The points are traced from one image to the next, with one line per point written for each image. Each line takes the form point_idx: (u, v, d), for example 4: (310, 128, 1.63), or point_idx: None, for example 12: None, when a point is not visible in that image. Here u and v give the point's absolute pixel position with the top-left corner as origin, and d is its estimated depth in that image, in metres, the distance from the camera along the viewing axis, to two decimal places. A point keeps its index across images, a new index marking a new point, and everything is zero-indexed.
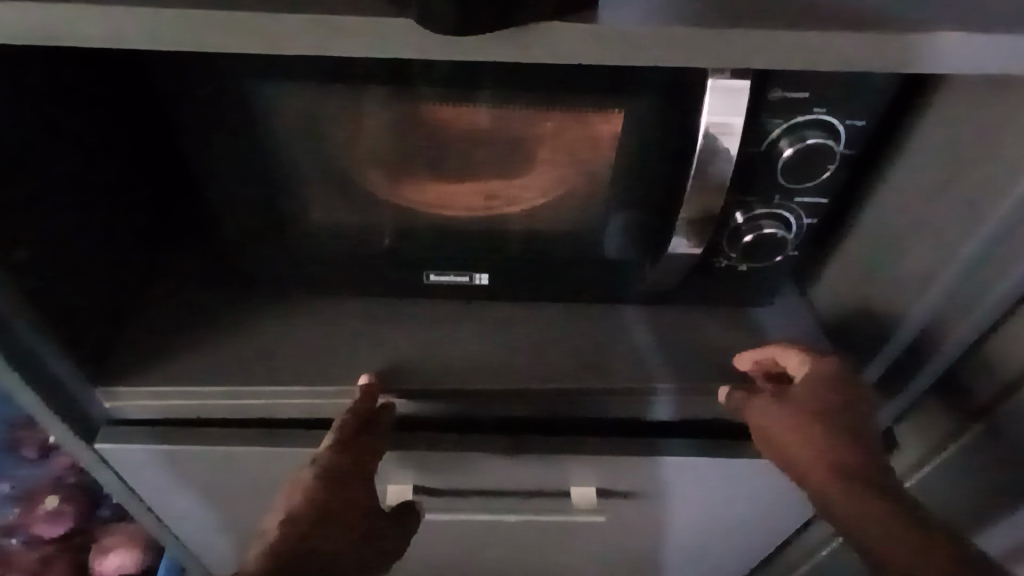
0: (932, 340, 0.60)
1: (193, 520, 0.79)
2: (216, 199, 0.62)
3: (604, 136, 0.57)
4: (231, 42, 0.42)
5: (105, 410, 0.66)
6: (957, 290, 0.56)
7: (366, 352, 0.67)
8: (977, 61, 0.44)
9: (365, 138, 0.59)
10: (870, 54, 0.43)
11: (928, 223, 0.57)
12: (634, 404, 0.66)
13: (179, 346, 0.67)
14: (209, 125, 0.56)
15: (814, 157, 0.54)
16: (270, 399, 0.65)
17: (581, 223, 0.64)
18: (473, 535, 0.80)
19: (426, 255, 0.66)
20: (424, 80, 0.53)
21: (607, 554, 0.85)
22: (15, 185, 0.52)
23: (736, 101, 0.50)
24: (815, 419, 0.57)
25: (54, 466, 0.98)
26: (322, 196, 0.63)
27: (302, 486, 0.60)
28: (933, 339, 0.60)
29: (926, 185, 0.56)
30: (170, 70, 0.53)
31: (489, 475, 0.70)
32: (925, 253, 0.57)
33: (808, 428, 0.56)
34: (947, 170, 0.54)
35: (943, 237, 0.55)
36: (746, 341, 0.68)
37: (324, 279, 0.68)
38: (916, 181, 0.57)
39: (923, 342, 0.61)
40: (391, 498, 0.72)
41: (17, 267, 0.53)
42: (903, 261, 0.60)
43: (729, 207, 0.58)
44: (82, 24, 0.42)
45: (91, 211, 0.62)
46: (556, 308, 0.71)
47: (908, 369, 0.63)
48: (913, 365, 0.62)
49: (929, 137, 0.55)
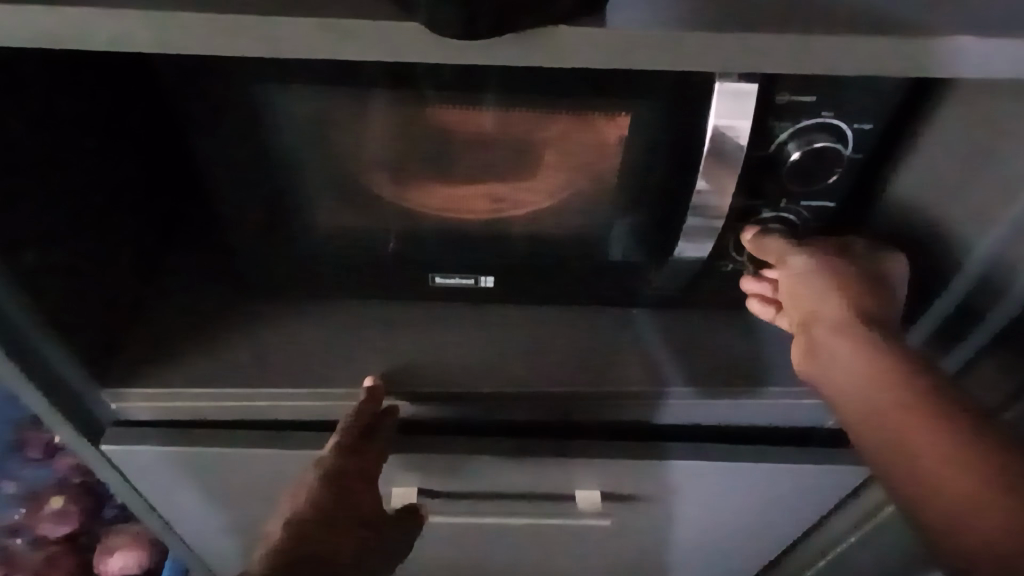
0: (1002, 278, 0.55)
1: (198, 521, 0.79)
2: (224, 202, 0.62)
3: (610, 141, 0.57)
4: (238, 47, 0.42)
5: (110, 411, 0.67)
6: (1007, 247, 0.54)
7: (371, 354, 0.67)
8: (985, 67, 0.44)
9: (370, 140, 0.59)
10: (878, 60, 0.43)
11: (991, 161, 0.52)
12: (639, 406, 0.66)
13: (185, 347, 0.67)
14: (215, 127, 0.56)
15: (821, 161, 0.53)
16: (275, 401, 0.65)
17: (587, 226, 0.64)
18: (478, 538, 0.80)
19: (431, 258, 0.66)
20: (430, 83, 0.53)
21: (613, 558, 0.84)
22: (22, 186, 0.52)
23: (743, 103, 0.50)
24: (855, 285, 0.55)
25: (59, 466, 0.99)
26: (328, 199, 0.63)
27: (307, 487, 0.61)
28: (1005, 276, 0.55)
29: (954, 167, 0.54)
30: (177, 72, 0.53)
31: (494, 478, 0.70)
32: (991, 188, 0.52)
33: (849, 289, 0.54)
34: (980, 143, 0.52)
35: (986, 198, 0.53)
36: (753, 345, 0.68)
37: (329, 282, 0.68)
38: (941, 165, 0.55)
39: (973, 304, 0.58)
40: (397, 499, 0.72)
41: (24, 268, 0.53)
42: (959, 205, 0.55)
43: (735, 211, 0.58)
44: (90, 27, 0.42)
45: (98, 211, 0.62)
46: (562, 311, 0.71)
47: (957, 332, 0.60)
48: (964, 328, 0.59)
49: (952, 119, 0.53)
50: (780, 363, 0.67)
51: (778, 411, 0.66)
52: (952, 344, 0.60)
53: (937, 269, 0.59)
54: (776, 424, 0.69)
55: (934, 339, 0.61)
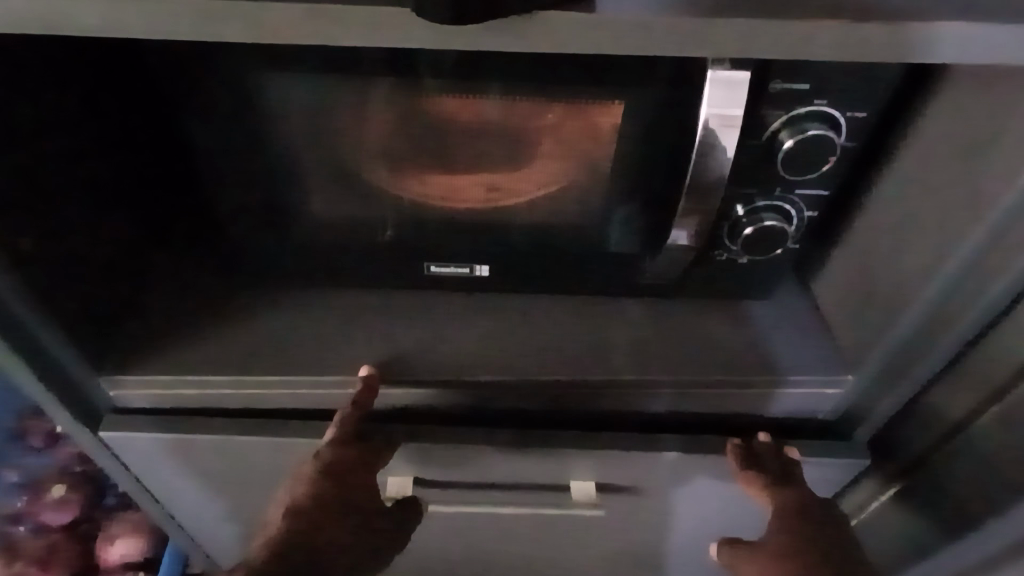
0: (923, 346, 0.58)
1: (195, 509, 0.80)
2: (220, 191, 0.62)
3: (604, 129, 0.57)
4: (227, 32, 0.43)
5: (108, 397, 0.67)
6: (928, 320, 0.57)
7: (367, 343, 0.67)
8: (981, 51, 0.43)
9: (366, 130, 0.59)
10: (872, 45, 0.43)
11: (929, 220, 0.55)
12: (634, 395, 0.66)
13: (182, 333, 0.68)
14: (212, 116, 0.56)
15: (815, 150, 0.53)
16: (269, 389, 0.65)
17: (582, 215, 0.64)
18: (472, 528, 0.80)
19: (428, 247, 0.66)
20: (426, 70, 0.53)
21: (610, 548, 0.84)
22: (18, 171, 0.53)
23: (736, 92, 0.50)
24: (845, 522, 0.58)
25: (60, 455, 0.99)
26: (322, 189, 0.63)
27: (304, 479, 0.62)
28: (924, 344, 0.58)
29: (940, 178, 0.54)
30: (172, 61, 0.53)
31: (490, 469, 0.70)
32: (924, 253, 0.55)
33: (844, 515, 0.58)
34: (965, 154, 0.51)
35: (958, 214, 0.52)
36: (744, 335, 0.68)
37: (323, 270, 0.68)
38: (898, 209, 0.58)
39: (907, 353, 0.60)
40: (392, 490, 0.72)
41: (19, 255, 0.54)
42: (902, 262, 0.58)
43: (730, 200, 0.58)
44: (80, 13, 0.42)
45: (94, 199, 0.62)
46: (556, 300, 0.71)
47: (886, 384, 0.63)
48: (890, 384, 0.63)
49: (941, 129, 0.53)
50: (774, 353, 0.67)
51: (770, 402, 0.67)
52: (886, 388, 0.63)
53: (871, 331, 0.62)
54: (768, 414, 0.69)
55: (873, 382, 0.64)
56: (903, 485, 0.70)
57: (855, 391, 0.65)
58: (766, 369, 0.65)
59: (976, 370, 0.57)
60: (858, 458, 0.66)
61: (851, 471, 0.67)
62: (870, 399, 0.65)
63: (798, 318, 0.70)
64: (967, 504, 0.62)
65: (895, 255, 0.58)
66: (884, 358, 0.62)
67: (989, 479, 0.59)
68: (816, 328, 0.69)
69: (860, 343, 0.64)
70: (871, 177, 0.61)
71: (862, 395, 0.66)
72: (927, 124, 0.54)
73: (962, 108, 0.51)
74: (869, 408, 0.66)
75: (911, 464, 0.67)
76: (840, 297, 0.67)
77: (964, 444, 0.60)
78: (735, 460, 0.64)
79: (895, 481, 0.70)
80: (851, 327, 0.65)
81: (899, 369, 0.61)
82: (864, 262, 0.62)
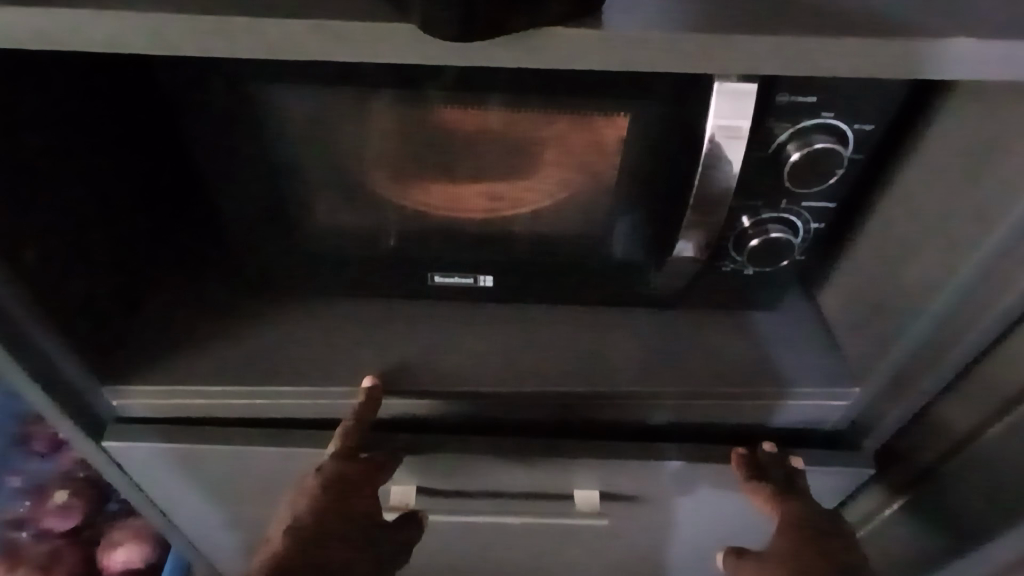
0: (930, 361, 0.58)
1: (198, 519, 0.79)
2: (223, 201, 0.62)
3: (609, 140, 0.57)
4: (231, 48, 0.42)
5: (111, 407, 0.67)
6: (936, 334, 0.56)
7: (370, 354, 0.67)
8: (991, 65, 0.43)
9: (370, 140, 0.58)
10: (880, 61, 0.43)
11: (938, 233, 0.54)
12: (638, 405, 0.66)
13: (186, 342, 0.68)
14: (215, 126, 0.56)
15: (822, 164, 0.53)
16: (272, 398, 0.65)
17: (587, 225, 0.63)
18: (476, 538, 0.80)
19: (431, 258, 0.66)
20: (430, 82, 0.52)
21: (613, 556, 0.84)
22: (22, 183, 0.53)
23: (742, 104, 0.50)
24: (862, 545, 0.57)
25: (63, 461, 1.00)
26: (324, 200, 0.63)
27: (307, 492, 0.62)
28: (931, 358, 0.58)
29: (945, 190, 0.53)
30: (175, 73, 0.53)
31: (495, 477, 0.70)
32: (932, 268, 0.55)
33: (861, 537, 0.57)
34: (970, 168, 0.51)
35: (965, 229, 0.52)
36: (749, 344, 0.68)
37: (326, 280, 0.68)
38: (906, 221, 0.57)
39: (912, 366, 0.60)
40: (394, 498, 0.71)
41: (24, 267, 0.54)
42: (910, 276, 0.57)
43: (736, 212, 0.58)
44: (83, 28, 0.42)
45: (98, 209, 0.62)
46: (559, 311, 0.71)
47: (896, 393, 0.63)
48: (897, 395, 0.63)
49: (946, 142, 0.53)
50: (780, 364, 0.67)
51: (775, 413, 0.66)
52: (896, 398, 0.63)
53: (879, 344, 0.62)
54: (774, 425, 0.68)
55: (880, 393, 0.64)
56: (910, 496, 0.69)
57: (862, 402, 0.65)
58: (773, 381, 0.65)
59: (983, 382, 0.57)
60: (863, 468, 0.66)
61: (857, 481, 0.67)
62: (879, 409, 0.65)
63: (803, 326, 0.70)
64: (974, 515, 0.62)
65: (903, 269, 0.58)
66: (890, 371, 0.61)
67: (996, 490, 0.59)
68: (821, 339, 0.69)
69: (866, 355, 0.64)
70: (876, 188, 0.60)
71: (870, 406, 0.65)
72: (933, 138, 0.54)
73: (971, 121, 0.51)
74: (876, 418, 0.66)
75: (918, 475, 0.67)
76: (846, 307, 0.66)
77: (970, 455, 0.60)
78: (740, 468, 0.64)
79: (900, 496, 0.71)
80: (855, 339, 0.65)
81: (907, 381, 0.61)
82: (871, 273, 0.62)
